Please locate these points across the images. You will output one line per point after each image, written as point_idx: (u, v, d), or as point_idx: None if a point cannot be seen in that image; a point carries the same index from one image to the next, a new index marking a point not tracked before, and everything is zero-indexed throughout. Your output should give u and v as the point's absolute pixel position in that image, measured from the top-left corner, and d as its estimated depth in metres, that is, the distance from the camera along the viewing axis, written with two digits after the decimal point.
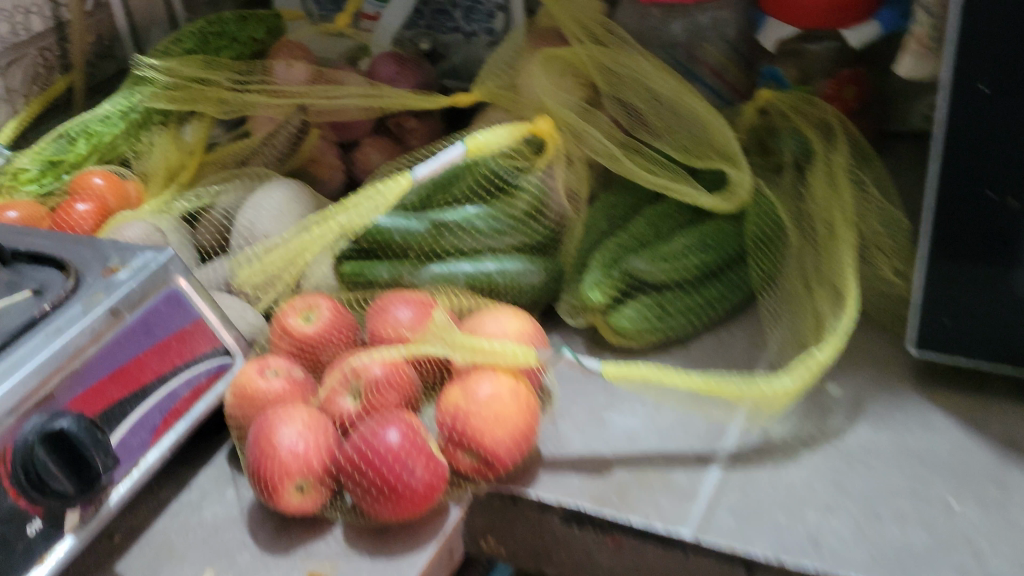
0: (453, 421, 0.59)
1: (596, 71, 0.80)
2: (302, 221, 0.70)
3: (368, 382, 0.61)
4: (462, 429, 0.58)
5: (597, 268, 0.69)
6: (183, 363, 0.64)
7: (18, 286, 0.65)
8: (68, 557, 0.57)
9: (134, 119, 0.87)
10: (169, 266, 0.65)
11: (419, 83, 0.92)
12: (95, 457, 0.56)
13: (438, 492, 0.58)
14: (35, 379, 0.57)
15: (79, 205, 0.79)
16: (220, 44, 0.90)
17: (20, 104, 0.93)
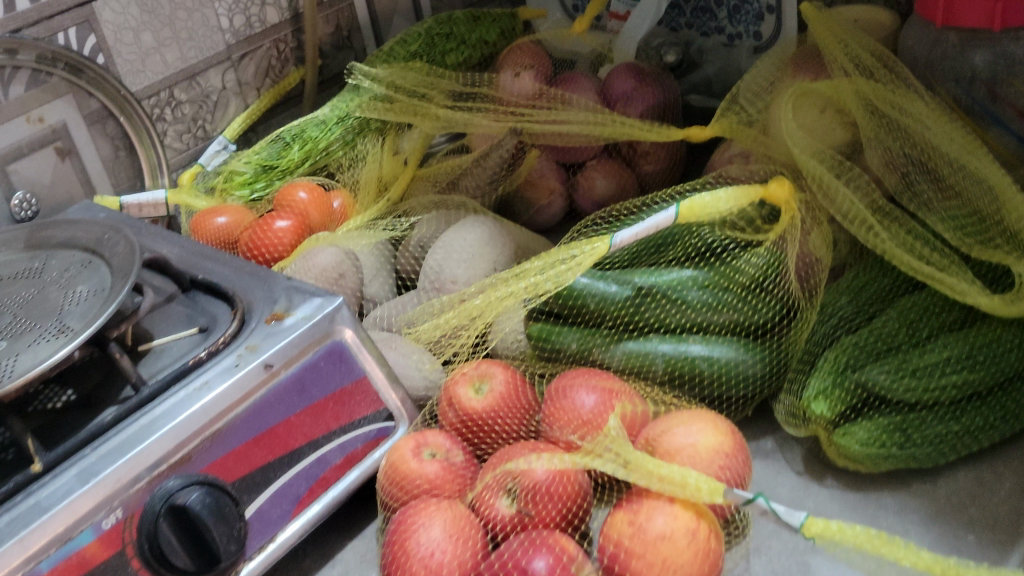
0: (614, 555, 0.49)
1: (859, 111, 0.66)
2: (489, 277, 0.62)
3: (526, 487, 0.52)
4: (624, 567, 0.49)
5: (827, 373, 0.56)
6: (338, 427, 0.59)
7: (188, 320, 0.62)
8: None
9: (350, 125, 0.83)
10: (334, 317, 0.60)
11: (658, 102, 0.81)
12: (218, 531, 0.52)
13: None
14: (172, 441, 0.53)
15: (279, 221, 0.75)
16: (446, 47, 0.85)
17: (252, 96, 0.92)
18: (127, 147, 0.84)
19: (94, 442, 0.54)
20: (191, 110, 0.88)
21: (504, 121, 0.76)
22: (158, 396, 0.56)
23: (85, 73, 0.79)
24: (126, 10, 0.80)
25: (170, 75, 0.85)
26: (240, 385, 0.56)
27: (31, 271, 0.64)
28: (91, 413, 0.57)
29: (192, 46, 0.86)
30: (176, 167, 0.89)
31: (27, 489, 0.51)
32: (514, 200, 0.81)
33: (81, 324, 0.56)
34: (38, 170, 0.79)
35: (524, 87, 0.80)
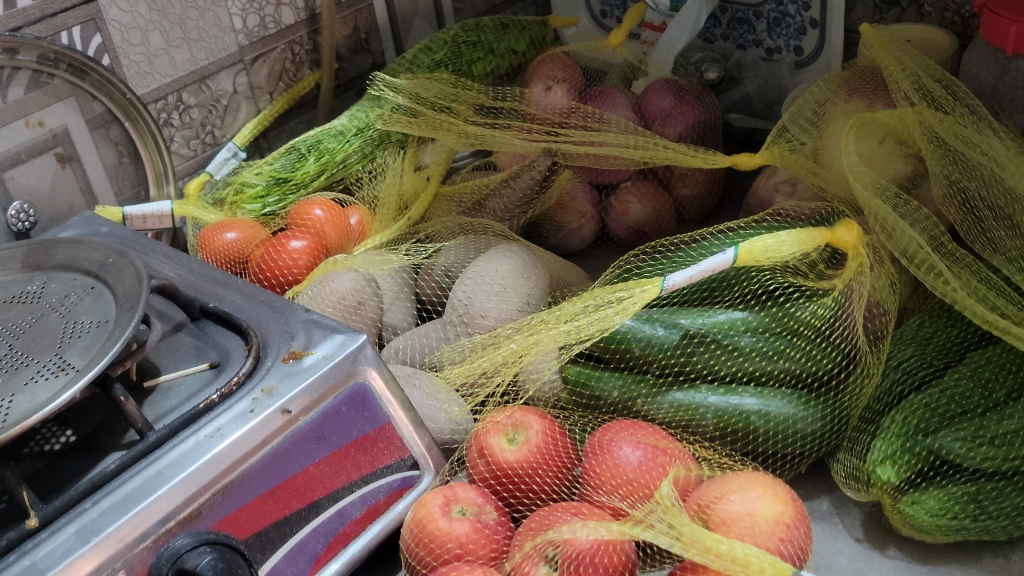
0: None
1: (924, 144, 0.61)
2: (523, 317, 0.58)
3: (568, 557, 0.48)
4: None
5: (896, 436, 0.52)
6: (360, 477, 0.54)
7: (198, 355, 0.58)
8: None
9: (369, 136, 0.78)
10: (357, 356, 0.55)
11: (699, 122, 0.77)
12: None
13: None
14: (180, 495, 0.49)
15: (293, 241, 0.70)
16: (473, 57, 0.80)
17: (264, 101, 0.87)
18: (132, 153, 0.79)
19: (96, 493, 0.49)
20: (199, 115, 0.83)
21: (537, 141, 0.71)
22: (165, 442, 0.51)
23: (89, 75, 0.74)
24: (134, 7, 0.75)
25: (179, 77, 0.80)
26: (256, 433, 0.51)
27: (29, 295, 0.59)
28: (92, 458, 0.52)
29: (203, 47, 0.81)
30: (183, 174, 0.84)
31: (21, 547, 0.47)
32: (543, 222, 0.76)
33: (84, 361, 0.51)
34: (36, 177, 0.73)
35: (555, 102, 0.76)
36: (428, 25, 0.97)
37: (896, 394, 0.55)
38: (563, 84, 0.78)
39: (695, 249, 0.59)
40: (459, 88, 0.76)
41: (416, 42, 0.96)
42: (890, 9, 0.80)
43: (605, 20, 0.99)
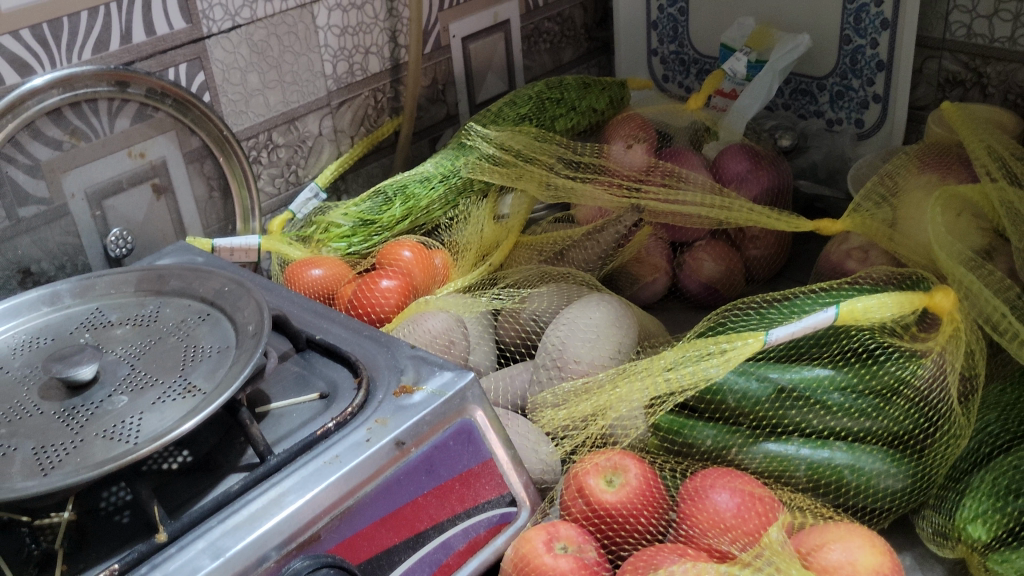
0: None
1: (1005, 219, 0.64)
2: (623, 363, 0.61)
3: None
4: None
5: (986, 496, 0.54)
6: (463, 510, 0.56)
7: (306, 384, 0.60)
8: None
9: (453, 183, 0.81)
10: (465, 394, 0.57)
11: (773, 187, 0.80)
12: None
13: None
14: (302, 518, 0.50)
15: (383, 280, 0.73)
16: (557, 113, 0.83)
17: (345, 144, 0.90)
18: (222, 188, 0.82)
19: (221, 510, 0.51)
20: (286, 154, 0.85)
21: (618, 197, 0.74)
22: (284, 466, 0.53)
23: (190, 111, 0.76)
24: (236, 49, 0.78)
25: (271, 118, 0.83)
26: (371, 462, 0.53)
27: (145, 318, 0.61)
28: (211, 479, 0.53)
29: (295, 90, 0.84)
30: (267, 211, 0.86)
31: (151, 560, 0.48)
32: (618, 275, 0.79)
33: (210, 385, 0.53)
34: (133, 206, 0.76)
35: (634, 159, 0.78)
36: (500, 80, 1.00)
37: (982, 454, 0.58)
38: (643, 144, 0.81)
39: (787, 307, 0.61)
40: (544, 142, 0.79)
41: (488, 95, 1.00)
42: (954, 89, 0.83)
43: (668, 84, 1.03)
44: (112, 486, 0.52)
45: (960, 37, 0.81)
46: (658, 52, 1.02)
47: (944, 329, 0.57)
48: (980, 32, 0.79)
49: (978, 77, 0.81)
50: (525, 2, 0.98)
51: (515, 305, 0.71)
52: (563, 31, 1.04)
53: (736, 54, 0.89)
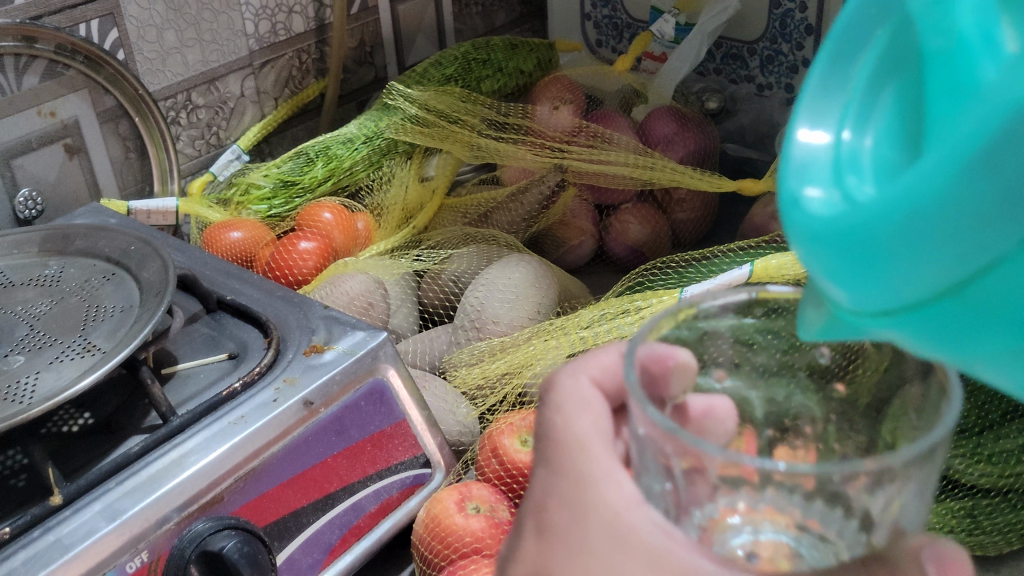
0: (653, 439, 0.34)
1: None
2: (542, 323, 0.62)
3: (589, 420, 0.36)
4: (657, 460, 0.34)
5: None
6: (375, 471, 0.55)
7: (215, 345, 0.58)
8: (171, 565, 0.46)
9: (377, 145, 0.79)
10: (378, 353, 0.57)
11: (699, 149, 0.79)
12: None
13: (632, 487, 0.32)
14: (204, 479, 0.49)
15: (302, 242, 0.72)
16: (483, 74, 0.83)
17: (269, 106, 0.88)
18: (138, 149, 0.80)
19: (119, 473, 0.49)
20: (206, 115, 0.83)
21: (543, 157, 0.73)
22: (188, 427, 0.51)
23: (104, 69, 0.74)
24: (151, 5, 0.76)
25: (190, 77, 0.80)
26: (278, 422, 0.52)
27: (47, 278, 0.59)
28: (112, 441, 0.52)
29: (215, 49, 0.81)
30: (187, 173, 0.84)
31: (45, 523, 0.46)
32: (544, 238, 0.79)
33: (111, 344, 0.52)
34: (43, 166, 0.74)
35: (560, 120, 0.77)
36: (429, 42, 0.99)
37: None
38: (570, 105, 0.80)
39: (705, 266, 0.61)
40: (469, 103, 0.78)
41: (417, 59, 0.98)
42: None
43: (600, 49, 1.02)
44: (12, 448, 0.51)
45: None
46: (590, 16, 1.01)
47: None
48: None
49: None
50: None
51: (437, 267, 0.71)
52: None
53: (665, 15, 0.88)
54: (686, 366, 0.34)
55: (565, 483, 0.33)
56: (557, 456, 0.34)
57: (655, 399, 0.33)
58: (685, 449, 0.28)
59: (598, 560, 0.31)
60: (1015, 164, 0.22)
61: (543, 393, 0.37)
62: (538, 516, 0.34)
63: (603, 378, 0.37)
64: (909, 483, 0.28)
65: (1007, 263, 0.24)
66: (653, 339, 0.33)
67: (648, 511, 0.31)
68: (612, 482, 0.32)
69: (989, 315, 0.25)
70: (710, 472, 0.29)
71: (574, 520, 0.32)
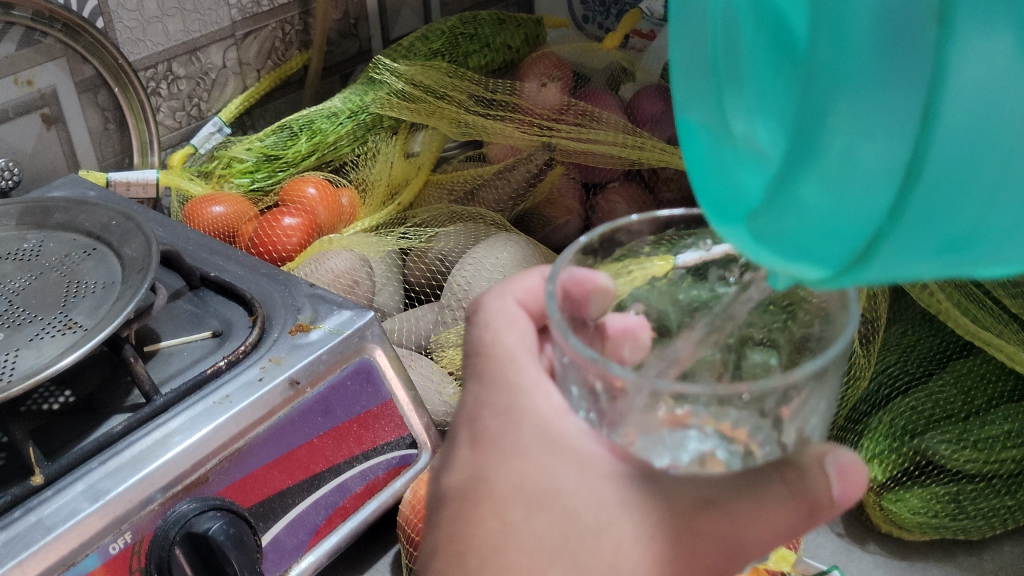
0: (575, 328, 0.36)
1: None
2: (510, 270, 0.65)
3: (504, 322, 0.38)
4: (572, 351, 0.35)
5: (884, 436, 0.56)
6: (361, 452, 0.55)
7: (199, 323, 0.57)
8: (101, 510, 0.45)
9: (362, 120, 0.78)
10: (364, 333, 0.56)
11: None
12: (229, 564, 0.46)
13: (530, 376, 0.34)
14: (188, 459, 0.48)
15: (286, 217, 0.71)
16: (470, 49, 0.82)
17: (251, 78, 0.87)
18: (118, 120, 0.78)
19: (101, 453, 0.47)
20: (187, 86, 0.82)
21: (531, 136, 0.73)
22: (172, 406, 0.50)
23: (82, 37, 0.72)
24: None
25: (171, 47, 0.79)
26: (264, 402, 0.51)
27: (26, 253, 0.58)
28: (94, 419, 0.51)
29: (196, 19, 0.79)
30: (167, 145, 0.83)
31: (26, 504, 0.45)
32: (531, 216, 0.78)
33: (93, 321, 0.50)
34: (20, 136, 0.72)
35: (548, 98, 0.76)
36: (414, 15, 0.97)
37: (880, 396, 0.59)
38: (557, 83, 0.80)
39: None
40: (454, 78, 0.77)
41: (402, 32, 0.97)
42: None
43: (587, 25, 1.01)
44: None
45: None
46: None
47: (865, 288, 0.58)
48: None
49: None
50: None
51: (423, 245, 0.70)
52: None
53: None
54: (605, 290, 0.37)
55: (496, 390, 0.34)
56: (487, 368, 0.35)
57: (574, 320, 0.36)
58: (605, 373, 0.30)
59: (534, 467, 0.31)
60: (874, 92, 0.23)
61: (472, 316, 0.39)
62: (468, 426, 0.34)
63: (528, 299, 0.39)
64: (812, 391, 0.30)
65: (915, 191, 0.23)
66: (573, 264, 0.36)
67: (577, 420, 0.32)
68: (542, 391, 0.33)
69: (923, 238, 0.25)
70: (630, 394, 0.30)
71: (508, 426, 0.32)
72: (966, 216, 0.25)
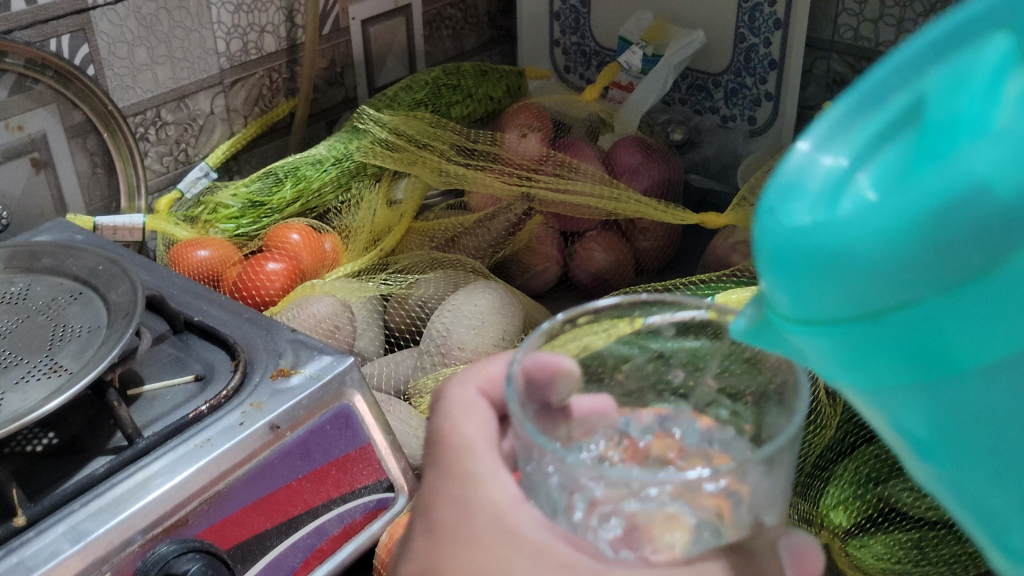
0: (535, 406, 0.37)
1: None
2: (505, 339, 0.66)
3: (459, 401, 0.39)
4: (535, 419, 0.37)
5: (848, 484, 0.57)
6: (339, 495, 0.56)
7: (182, 367, 0.58)
8: (78, 553, 0.46)
9: (346, 167, 0.80)
10: (344, 378, 0.57)
11: (664, 179, 0.81)
12: None
13: (482, 459, 0.36)
14: (168, 502, 0.49)
15: (270, 263, 0.72)
16: (454, 99, 0.85)
17: (238, 124, 0.88)
18: (106, 165, 0.80)
19: (85, 495, 0.48)
20: (175, 132, 0.83)
21: (511, 186, 0.74)
22: (153, 448, 0.51)
23: (73, 84, 0.74)
24: (123, 22, 0.76)
25: (160, 94, 0.81)
26: (244, 445, 0.52)
27: (13, 296, 0.59)
28: (77, 461, 0.52)
29: (186, 67, 0.82)
30: (154, 189, 0.84)
31: (7, 545, 0.46)
32: (510, 263, 0.79)
33: (78, 365, 0.52)
34: (10, 181, 0.73)
35: (528, 148, 0.78)
36: (400, 65, 0.99)
37: (847, 444, 0.60)
38: (537, 133, 0.82)
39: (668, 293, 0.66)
40: (438, 128, 0.79)
41: (387, 80, 0.99)
42: (841, 90, 0.87)
43: (569, 75, 1.04)
44: None
45: (848, 39, 0.84)
46: (560, 43, 1.02)
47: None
48: (866, 35, 0.83)
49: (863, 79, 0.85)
50: None
51: (403, 291, 0.71)
52: (466, 18, 1.03)
53: (633, 46, 0.90)
54: (568, 373, 0.38)
55: (453, 481, 0.36)
56: (443, 457, 0.37)
57: (536, 401, 0.37)
58: (562, 459, 0.31)
59: (485, 552, 0.33)
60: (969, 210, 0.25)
61: (435, 404, 0.40)
62: (423, 516, 0.36)
63: (489, 388, 0.40)
64: (778, 469, 0.31)
65: (952, 299, 0.27)
66: (537, 349, 0.37)
67: (531, 510, 0.34)
68: (497, 481, 0.35)
69: (907, 346, 0.28)
70: (582, 484, 0.31)
71: (460, 516, 0.34)
72: (960, 347, 0.28)
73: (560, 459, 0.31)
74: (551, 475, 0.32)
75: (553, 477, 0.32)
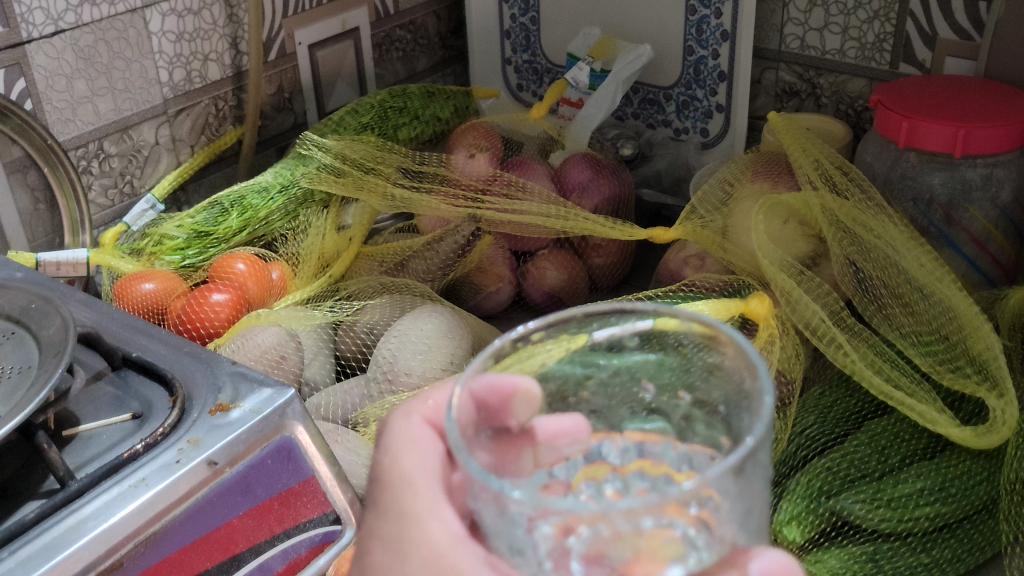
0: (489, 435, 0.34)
1: (826, 227, 0.65)
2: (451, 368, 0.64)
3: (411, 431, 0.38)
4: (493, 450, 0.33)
5: (801, 498, 0.56)
6: (283, 530, 0.55)
7: (120, 405, 0.57)
8: None
9: (293, 194, 0.80)
10: (285, 411, 0.55)
11: (614, 196, 0.80)
12: None
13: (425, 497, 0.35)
14: (101, 546, 0.48)
15: (215, 293, 0.71)
16: (401, 122, 0.84)
17: (184, 154, 0.87)
18: (48, 200, 0.78)
19: (14, 542, 0.47)
20: (119, 164, 0.82)
21: (459, 208, 0.74)
22: (86, 491, 0.50)
23: (10, 119, 0.73)
24: (60, 54, 0.75)
25: (101, 126, 0.80)
26: (181, 483, 0.51)
27: None
28: (7, 507, 0.51)
29: (127, 98, 0.81)
30: (99, 223, 0.83)
31: None
32: (461, 285, 0.78)
33: (5, 408, 0.50)
34: None
35: (476, 169, 0.78)
36: (350, 88, 0.99)
37: (799, 458, 0.59)
38: (486, 153, 0.81)
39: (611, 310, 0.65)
40: (385, 152, 0.79)
41: (338, 104, 0.98)
42: (790, 99, 0.87)
43: (521, 93, 1.03)
44: None
45: (795, 48, 0.84)
46: (511, 61, 1.02)
47: (786, 346, 0.62)
48: (813, 44, 0.83)
49: (812, 87, 0.85)
50: (375, 9, 0.97)
51: (351, 317, 0.71)
52: (416, 39, 1.03)
53: (579, 63, 0.90)
54: (524, 396, 0.35)
55: (388, 522, 0.35)
56: (383, 496, 0.36)
57: (489, 429, 0.34)
58: (499, 492, 0.29)
59: None
60: None
61: (380, 435, 0.39)
62: (364, 560, 0.36)
63: (434, 417, 0.39)
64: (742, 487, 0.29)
65: None
66: (491, 371, 0.34)
67: (472, 549, 0.33)
68: (435, 519, 0.34)
69: None
70: (518, 521, 0.29)
71: (397, 560, 0.34)
72: None
73: (493, 493, 0.29)
74: (489, 509, 0.30)
75: (491, 510, 0.30)
